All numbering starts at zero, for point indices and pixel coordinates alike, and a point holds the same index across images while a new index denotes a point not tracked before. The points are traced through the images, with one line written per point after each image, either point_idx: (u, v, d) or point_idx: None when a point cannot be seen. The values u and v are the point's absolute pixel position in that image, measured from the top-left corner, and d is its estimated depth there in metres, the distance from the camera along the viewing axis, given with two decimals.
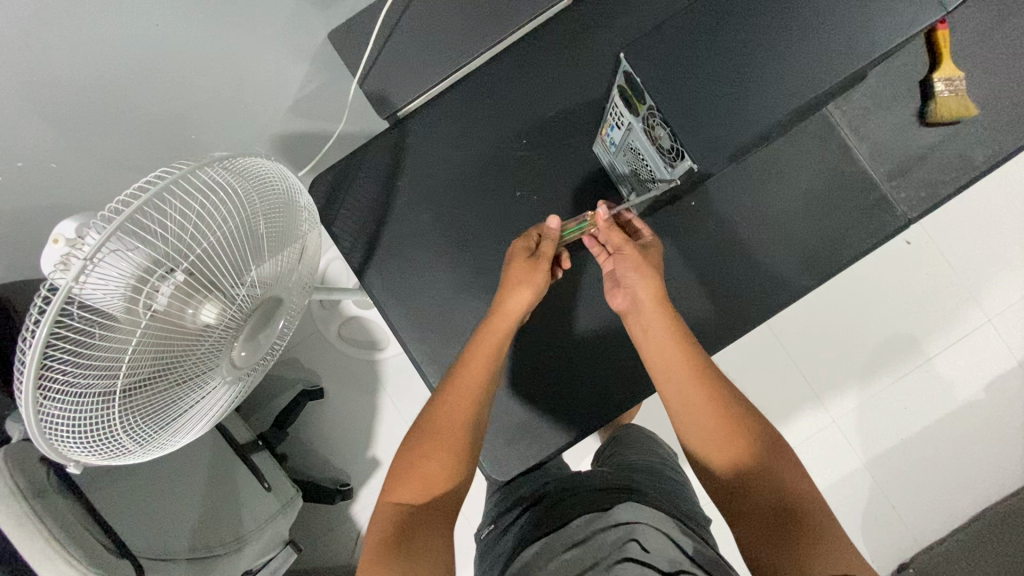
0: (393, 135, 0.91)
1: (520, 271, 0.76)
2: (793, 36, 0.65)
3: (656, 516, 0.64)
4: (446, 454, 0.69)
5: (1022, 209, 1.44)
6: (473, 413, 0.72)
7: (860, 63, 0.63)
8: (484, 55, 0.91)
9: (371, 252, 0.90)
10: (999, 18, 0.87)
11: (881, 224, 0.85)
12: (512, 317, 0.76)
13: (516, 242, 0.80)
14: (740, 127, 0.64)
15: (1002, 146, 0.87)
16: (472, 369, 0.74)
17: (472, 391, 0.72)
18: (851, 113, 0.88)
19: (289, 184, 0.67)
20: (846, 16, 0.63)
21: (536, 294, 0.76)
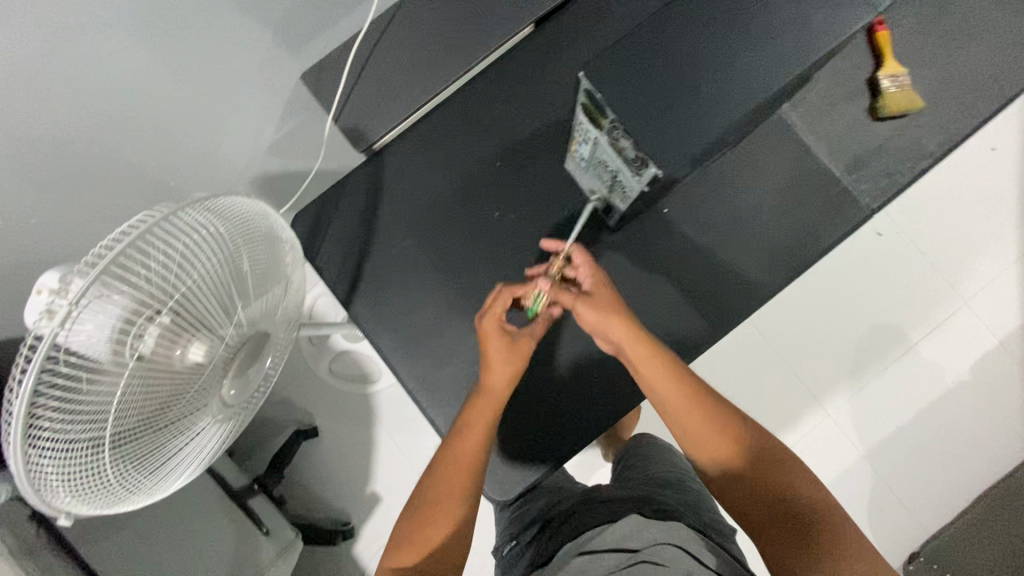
0: (370, 167, 0.93)
1: (499, 351, 0.78)
2: (739, 46, 0.69)
3: (670, 530, 0.64)
4: (444, 519, 0.70)
5: (979, 195, 1.52)
6: (468, 479, 0.72)
7: (801, 65, 0.68)
8: (452, 85, 0.95)
9: (356, 282, 0.91)
10: (933, 16, 0.93)
11: (849, 216, 0.89)
12: (500, 393, 0.78)
13: (486, 331, 0.78)
14: (706, 129, 0.67)
15: (951, 132, 0.90)
16: (463, 440, 0.75)
17: (469, 460, 0.73)
18: (806, 113, 0.92)
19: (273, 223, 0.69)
20: (786, 25, 0.69)
21: (518, 369, 0.78)
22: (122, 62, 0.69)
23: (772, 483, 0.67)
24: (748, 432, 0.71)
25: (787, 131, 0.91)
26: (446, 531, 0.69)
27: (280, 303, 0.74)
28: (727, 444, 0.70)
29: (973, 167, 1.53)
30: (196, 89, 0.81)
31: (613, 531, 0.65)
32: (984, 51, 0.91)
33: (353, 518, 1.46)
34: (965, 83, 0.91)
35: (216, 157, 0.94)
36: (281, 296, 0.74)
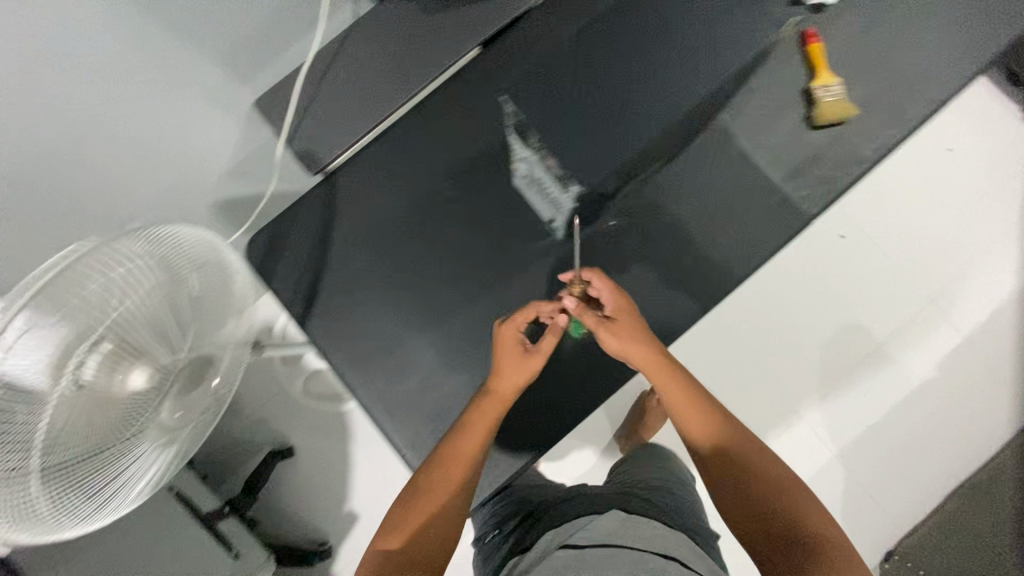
0: (323, 188, 0.95)
1: (509, 361, 0.79)
2: None
3: (656, 536, 0.68)
4: (436, 506, 0.71)
5: (927, 200, 1.60)
6: (465, 474, 0.74)
7: None
8: (404, 106, 0.96)
9: (312, 303, 0.92)
10: (864, 26, 0.96)
11: (786, 227, 0.93)
12: (507, 398, 0.79)
13: (504, 331, 0.80)
14: (592, 173, 0.95)
15: (886, 138, 0.93)
16: (468, 439, 0.76)
17: (469, 458, 0.75)
18: (745, 124, 0.95)
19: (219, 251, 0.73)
20: None
21: (527, 376, 0.80)
22: (76, 111, 0.71)
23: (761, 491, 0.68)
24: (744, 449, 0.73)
25: (727, 144, 0.95)
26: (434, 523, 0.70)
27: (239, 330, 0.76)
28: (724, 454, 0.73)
29: (922, 173, 1.61)
30: (153, 128, 0.83)
31: (600, 522, 0.69)
32: (913, 59, 0.95)
33: (331, 537, 1.46)
34: (897, 89, 0.94)
35: (172, 185, 0.95)
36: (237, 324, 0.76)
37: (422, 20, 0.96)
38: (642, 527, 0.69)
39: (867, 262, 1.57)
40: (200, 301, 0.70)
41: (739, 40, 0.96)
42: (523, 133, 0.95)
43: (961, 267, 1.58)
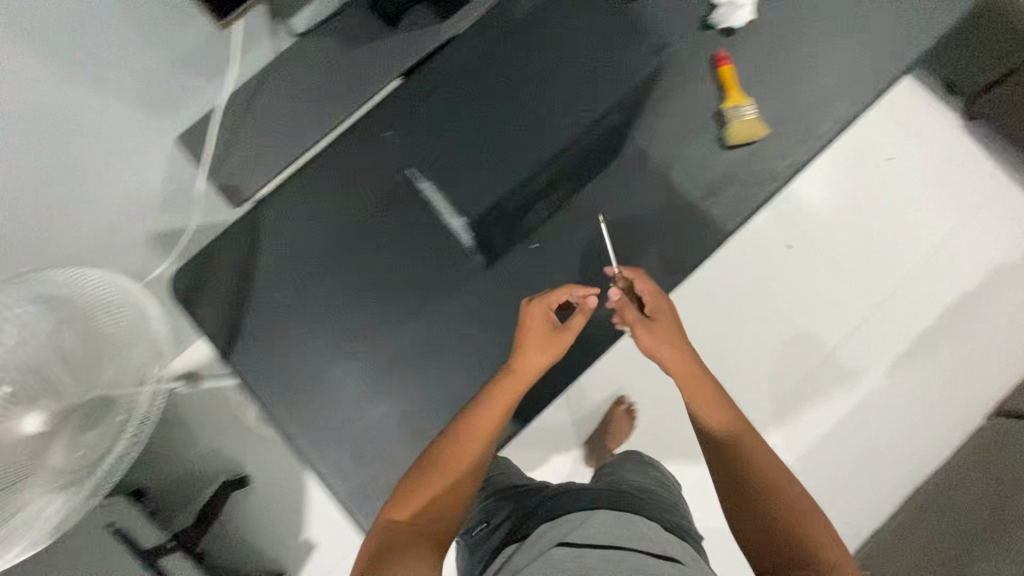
0: (247, 220, 0.95)
1: (536, 339, 0.84)
2: None
3: (642, 537, 0.70)
4: (445, 481, 0.74)
5: (871, 209, 1.63)
6: (478, 451, 0.78)
7: None
8: (328, 136, 0.98)
9: (236, 335, 0.92)
10: (775, 46, 0.98)
11: (702, 245, 0.95)
12: (529, 377, 0.83)
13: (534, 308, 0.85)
14: (490, 196, 0.97)
15: (797, 155, 0.96)
16: (486, 416, 0.80)
17: (486, 433, 0.79)
18: (662, 145, 0.97)
19: (120, 289, 0.78)
20: None
21: (547, 357, 0.84)
22: None
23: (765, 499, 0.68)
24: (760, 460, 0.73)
25: (645, 166, 0.97)
26: (447, 499, 0.73)
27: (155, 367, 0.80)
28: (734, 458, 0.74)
29: (864, 183, 1.64)
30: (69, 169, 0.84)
31: (593, 522, 0.71)
32: (822, 77, 0.97)
33: (287, 566, 1.45)
34: (807, 107, 0.96)
35: (97, 221, 0.95)
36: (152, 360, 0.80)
37: (343, 52, 0.97)
38: (629, 524, 0.72)
39: (813, 272, 1.61)
40: (106, 338, 0.77)
41: (633, 63, 0.98)
42: (437, 162, 0.97)
43: (904, 273, 1.61)
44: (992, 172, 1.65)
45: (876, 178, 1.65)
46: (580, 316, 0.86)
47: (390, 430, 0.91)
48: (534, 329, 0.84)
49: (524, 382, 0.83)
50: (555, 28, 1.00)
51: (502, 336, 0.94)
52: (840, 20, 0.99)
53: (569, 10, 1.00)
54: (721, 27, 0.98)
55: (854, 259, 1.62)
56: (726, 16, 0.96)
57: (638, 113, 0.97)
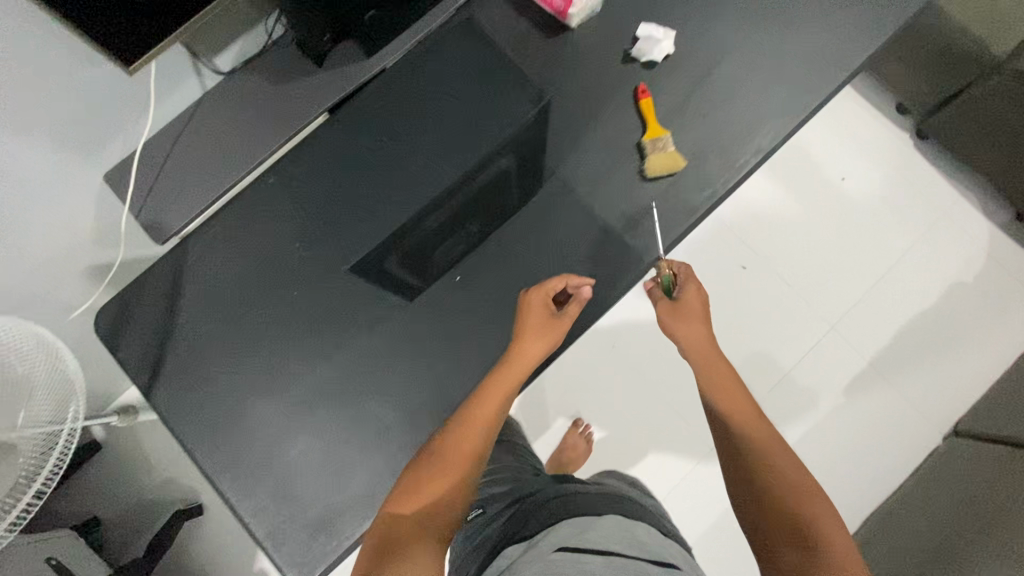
0: (171, 256, 0.96)
1: (534, 322, 0.88)
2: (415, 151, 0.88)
3: (640, 542, 0.73)
4: (452, 470, 0.77)
5: (825, 228, 1.64)
6: (480, 438, 0.80)
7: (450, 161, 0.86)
8: (254, 171, 0.98)
9: (157, 371, 0.93)
10: (696, 77, 0.99)
11: (623, 277, 0.95)
12: (531, 362, 0.86)
13: (538, 295, 0.89)
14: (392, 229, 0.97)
15: (718, 185, 0.96)
16: (486, 404, 0.83)
17: (485, 421, 0.82)
18: (585, 177, 0.98)
19: (36, 336, 0.86)
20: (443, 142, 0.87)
21: (549, 344, 0.87)
22: None
23: (775, 490, 0.69)
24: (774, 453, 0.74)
25: (567, 198, 0.97)
26: (446, 490, 0.76)
27: (71, 402, 0.86)
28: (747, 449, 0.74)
29: (817, 202, 1.66)
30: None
31: (599, 526, 0.73)
32: (742, 107, 0.98)
33: None
34: (728, 137, 0.97)
35: (23, 259, 0.97)
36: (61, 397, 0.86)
37: (268, 89, 0.98)
38: (627, 531, 0.74)
39: (768, 292, 1.61)
40: (18, 381, 0.85)
41: (523, 104, 1.00)
42: (363, 195, 0.98)
43: (859, 293, 1.61)
44: (947, 191, 1.65)
45: (830, 198, 1.66)
46: (578, 305, 0.89)
47: (311, 466, 0.91)
48: (532, 316, 0.88)
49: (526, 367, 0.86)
50: (435, 74, 1.01)
51: (424, 369, 0.94)
52: (760, 51, 1.00)
53: (493, 45, 1.01)
54: (642, 60, 0.99)
55: (809, 279, 1.62)
56: (647, 49, 0.98)
57: (541, 151, 0.99)
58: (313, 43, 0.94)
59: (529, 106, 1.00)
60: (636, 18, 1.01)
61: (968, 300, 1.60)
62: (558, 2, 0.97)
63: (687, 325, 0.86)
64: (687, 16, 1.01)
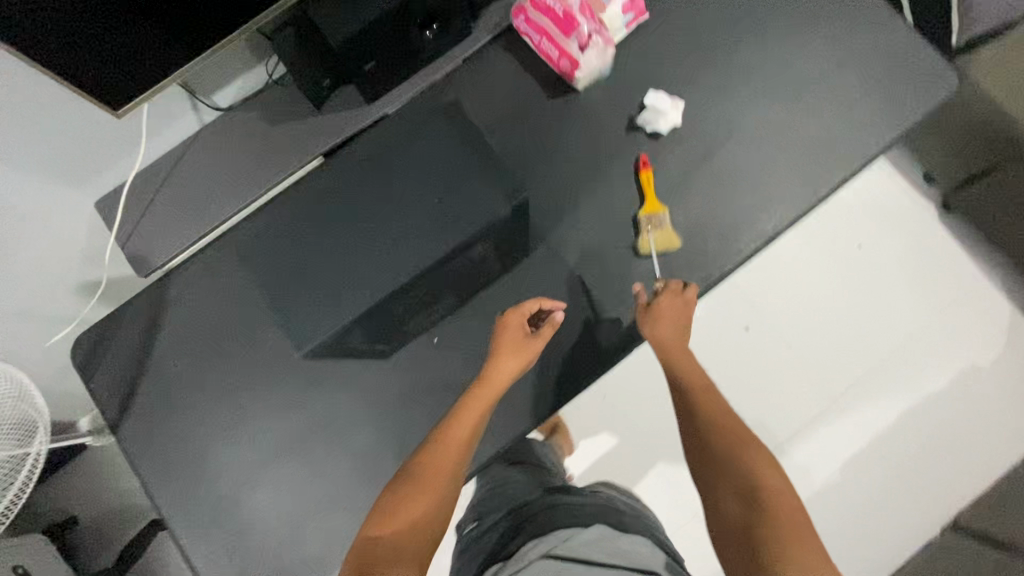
0: (154, 290, 0.96)
1: (510, 343, 0.86)
2: (394, 236, 0.95)
3: (626, 541, 0.74)
4: (430, 493, 0.73)
5: (839, 293, 1.57)
6: (455, 458, 0.78)
7: (426, 246, 0.94)
8: (243, 210, 0.98)
9: (127, 407, 0.93)
10: (701, 154, 0.96)
11: (603, 356, 0.93)
12: (504, 382, 0.84)
13: (514, 316, 0.87)
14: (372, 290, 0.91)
15: (712, 270, 0.93)
16: (459, 424, 0.81)
17: (461, 439, 0.79)
18: (576, 247, 0.95)
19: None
20: (421, 233, 0.94)
21: (523, 365, 0.85)
22: None
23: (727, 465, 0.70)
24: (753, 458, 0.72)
25: (555, 267, 0.95)
26: (427, 507, 0.72)
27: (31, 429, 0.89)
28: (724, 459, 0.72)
29: (831, 265, 1.58)
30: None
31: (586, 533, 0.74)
32: (746, 190, 0.95)
33: None
34: (727, 221, 0.94)
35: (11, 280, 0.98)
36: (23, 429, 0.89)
37: (265, 127, 0.96)
38: (607, 542, 0.73)
39: (769, 355, 1.55)
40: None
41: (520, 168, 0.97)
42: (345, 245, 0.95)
43: (864, 370, 1.53)
44: (969, 271, 1.56)
45: (844, 267, 1.58)
46: (551, 327, 0.88)
47: (268, 518, 0.90)
48: (506, 337, 0.87)
49: (497, 387, 0.84)
50: (414, 156, 0.97)
51: (390, 432, 0.92)
52: (772, 132, 0.96)
53: (495, 102, 0.99)
54: (647, 131, 0.96)
55: (813, 351, 1.55)
56: (651, 119, 0.95)
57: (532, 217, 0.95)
58: (309, 91, 0.92)
59: (501, 202, 0.95)
60: (644, 87, 0.98)
61: (981, 389, 1.51)
62: (564, 64, 0.94)
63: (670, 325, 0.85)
64: (696, 89, 0.97)
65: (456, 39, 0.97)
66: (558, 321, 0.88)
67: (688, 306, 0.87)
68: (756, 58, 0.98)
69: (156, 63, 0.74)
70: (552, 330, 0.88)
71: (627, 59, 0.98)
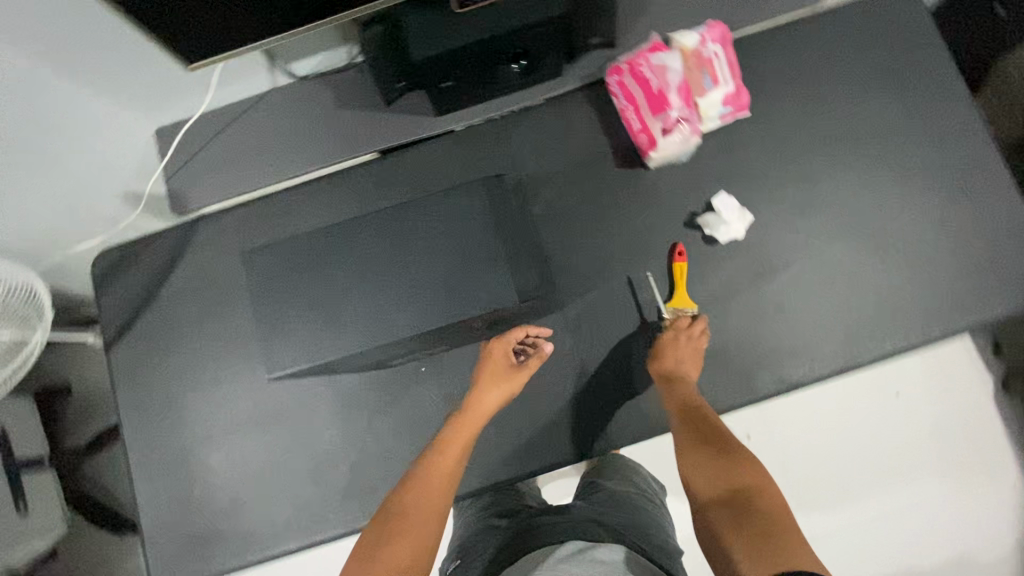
0: (183, 230, 0.98)
1: (493, 374, 0.85)
2: (389, 282, 0.89)
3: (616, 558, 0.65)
4: (414, 535, 0.68)
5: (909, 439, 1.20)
6: (441, 495, 0.73)
7: (420, 312, 0.87)
8: (289, 180, 0.97)
9: (125, 331, 0.97)
10: (753, 275, 0.90)
11: (580, 446, 0.89)
12: (486, 411, 0.83)
13: (498, 344, 0.87)
14: (374, 325, 0.88)
15: (721, 397, 0.88)
16: (442, 456, 0.78)
17: (444, 470, 0.76)
18: (594, 325, 0.91)
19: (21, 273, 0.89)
20: (420, 293, 0.88)
21: (509, 394, 0.85)
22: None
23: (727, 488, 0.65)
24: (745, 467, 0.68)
25: (564, 339, 0.91)
26: (410, 549, 0.66)
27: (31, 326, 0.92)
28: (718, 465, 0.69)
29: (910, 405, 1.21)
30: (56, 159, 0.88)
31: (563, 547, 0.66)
32: (785, 327, 0.89)
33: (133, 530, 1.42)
34: (754, 352, 0.89)
35: None
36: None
37: (332, 107, 0.95)
38: (583, 556, 0.64)
39: None
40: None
41: (564, 228, 0.93)
42: (362, 249, 0.92)
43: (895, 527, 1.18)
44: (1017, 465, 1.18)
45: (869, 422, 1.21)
46: (536, 360, 0.88)
47: (214, 483, 0.92)
48: (489, 367, 0.86)
49: (479, 417, 0.83)
50: (445, 214, 0.90)
51: (353, 443, 0.91)
52: (835, 275, 0.90)
53: (564, 152, 0.94)
54: (705, 232, 0.90)
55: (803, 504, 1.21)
56: (713, 224, 0.89)
57: (559, 282, 0.92)
58: (383, 90, 0.90)
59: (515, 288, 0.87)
60: (718, 186, 0.91)
61: None
62: (641, 139, 0.89)
63: (677, 355, 0.84)
64: (771, 207, 0.91)
65: (545, 76, 0.92)
66: (547, 350, 0.89)
67: (697, 340, 0.86)
68: (847, 193, 0.91)
69: (236, 30, 0.73)
70: (537, 361, 0.88)
71: (712, 152, 0.92)
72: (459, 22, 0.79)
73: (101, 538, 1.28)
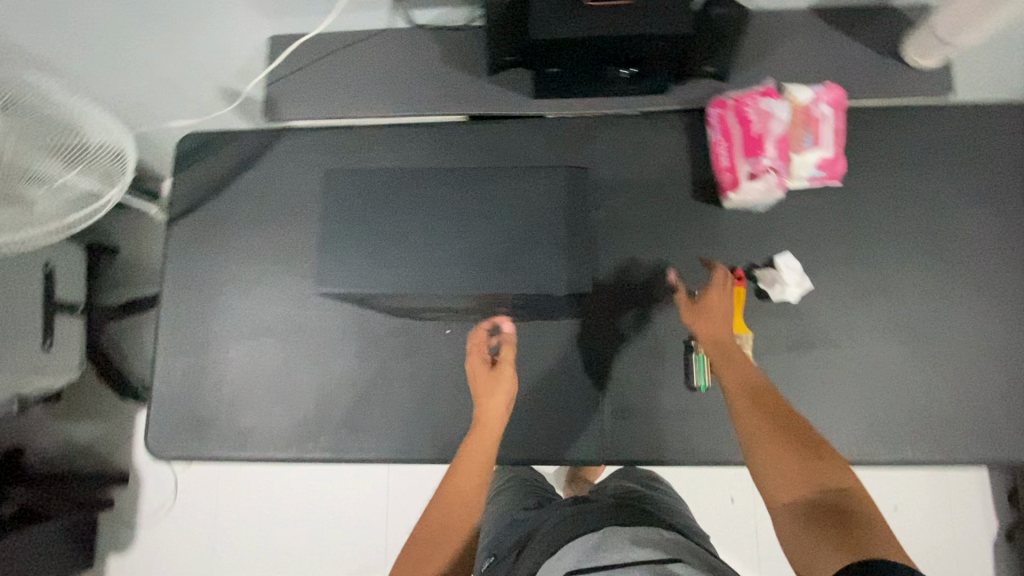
0: (268, 136, 1.02)
1: (482, 382, 0.85)
2: (443, 242, 0.88)
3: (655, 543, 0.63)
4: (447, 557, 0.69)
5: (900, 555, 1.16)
6: (467, 514, 0.74)
7: (463, 281, 0.85)
8: (377, 118, 1.00)
9: (187, 213, 1.01)
10: (794, 341, 0.89)
11: (575, 451, 0.90)
12: (494, 420, 0.82)
13: (473, 352, 0.87)
14: (420, 277, 0.87)
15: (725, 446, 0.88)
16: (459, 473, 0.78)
17: (469, 486, 0.77)
18: (623, 342, 0.91)
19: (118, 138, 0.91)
20: (467, 264, 0.86)
21: (508, 395, 0.84)
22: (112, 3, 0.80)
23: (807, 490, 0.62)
24: (840, 470, 0.63)
25: (590, 345, 0.92)
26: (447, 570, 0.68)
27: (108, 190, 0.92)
28: (808, 463, 0.63)
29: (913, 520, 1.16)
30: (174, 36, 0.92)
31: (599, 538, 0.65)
32: (813, 401, 0.87)
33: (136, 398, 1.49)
34: None
35: None
36: (66, 129, 0.83)
37: (437, 61, 0.97)
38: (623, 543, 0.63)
39: None
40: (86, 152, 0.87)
41: (624, 240, 0.93)
42: (429, 205, 0.91)
43: None
44: None
45: None
46: (508, 349, 0.86)
47: (228, 375, 0.97)
48: (477, 374, 0.86)
49: (491, 428, 0.82)
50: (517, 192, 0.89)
51: (363, 379, 0.94)
52: (878, 367, 0.88)
53: (645, 168, 0.94)
54: (761, 285, 0.89)
55: None
56: (770, 280, 0.87)
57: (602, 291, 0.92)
58: (490, 60, 0.90)
59: (567, 282, 0.85)
60: (786, 245, 0.90)
61: None
62: (726, 177, 0.89)
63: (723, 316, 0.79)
64: (833, 281, 0.89)
65: (650, 90, 0.92)
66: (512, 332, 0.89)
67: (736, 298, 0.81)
68: (914, 290, 0.88)
69: None
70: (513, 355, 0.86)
71: (789, 210, 0.91)
72: (578, 14, 0.77)
73: (106, 394, 1.35)
